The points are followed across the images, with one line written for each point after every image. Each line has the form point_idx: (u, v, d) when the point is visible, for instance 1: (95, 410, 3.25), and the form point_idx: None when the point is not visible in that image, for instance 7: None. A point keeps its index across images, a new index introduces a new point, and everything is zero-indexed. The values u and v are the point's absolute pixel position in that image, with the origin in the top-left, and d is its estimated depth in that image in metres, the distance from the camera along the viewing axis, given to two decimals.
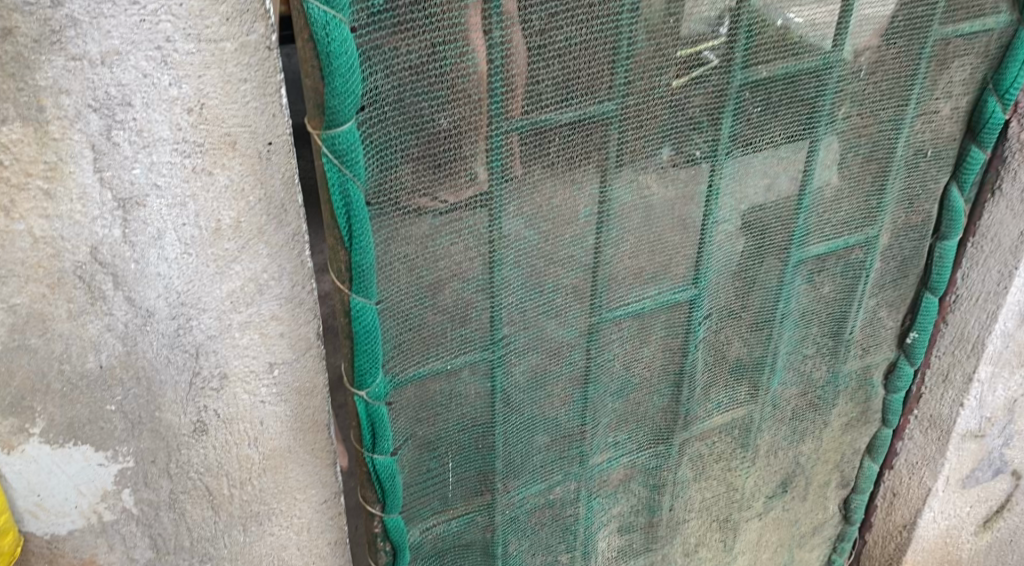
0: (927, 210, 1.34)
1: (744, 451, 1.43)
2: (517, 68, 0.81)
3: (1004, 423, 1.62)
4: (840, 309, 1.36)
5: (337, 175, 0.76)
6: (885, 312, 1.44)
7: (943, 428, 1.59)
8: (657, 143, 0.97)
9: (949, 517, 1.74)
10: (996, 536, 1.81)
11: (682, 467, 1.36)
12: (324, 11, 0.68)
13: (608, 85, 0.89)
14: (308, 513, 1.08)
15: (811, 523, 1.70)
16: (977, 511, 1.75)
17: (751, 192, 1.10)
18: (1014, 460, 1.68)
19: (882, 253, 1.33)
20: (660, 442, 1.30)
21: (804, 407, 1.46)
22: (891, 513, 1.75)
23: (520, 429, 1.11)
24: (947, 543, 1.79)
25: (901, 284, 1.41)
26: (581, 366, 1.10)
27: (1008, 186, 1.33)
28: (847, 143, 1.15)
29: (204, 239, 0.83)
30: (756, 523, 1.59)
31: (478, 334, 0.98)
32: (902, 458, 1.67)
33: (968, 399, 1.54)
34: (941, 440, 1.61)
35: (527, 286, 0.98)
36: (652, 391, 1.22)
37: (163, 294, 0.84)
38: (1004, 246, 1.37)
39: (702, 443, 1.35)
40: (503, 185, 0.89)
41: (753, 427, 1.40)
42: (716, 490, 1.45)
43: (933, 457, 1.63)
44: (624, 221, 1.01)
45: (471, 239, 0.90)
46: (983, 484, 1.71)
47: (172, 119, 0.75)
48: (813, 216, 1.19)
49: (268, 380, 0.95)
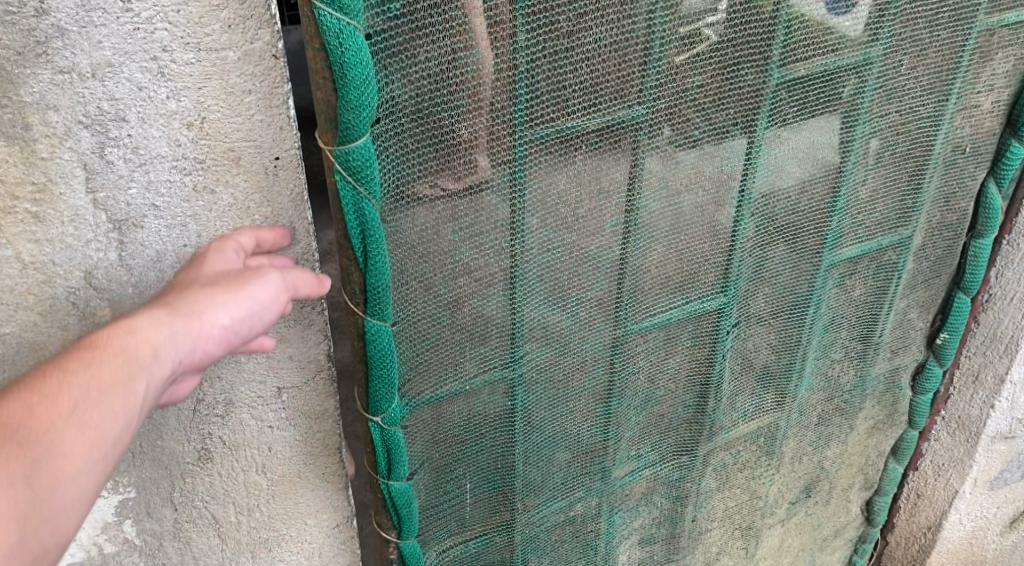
0: (962, 208, 1.27)
1: (769, 458, 1.38)
2: (542, 74, 0.75)
3: None
4: (870, 312, 1.30)
5: (351, 194, 0.70)
6: (916, 313, 1.38)
7: (971, 430, 1.54)
8: (686, 146, 0.90)
9: (976, 518, 1.70)
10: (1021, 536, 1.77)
11: (705, 477, 1.31)
12: (337, 19, 0.62)
13: (638, 88, 0.82)
14: (319, 537, 1.03)
15: (833, 526, 1.66)
16: (1005, 513, 1.71)
17: (784, 195, 1.04)
18: None
19: (915, 254, 1.27)
20: (684, 453, 1.24)
21: (831, 411, 1.41)
22: (915, 514, 1.70)
23: (541, 446, 1.05)
24: (973, 544, 1.75)
25: (932, 284, 1.35)
26: (604, 380, 1.05)
27: None
28: (884, 142, 1.08)
29: None
30: (778, 529, 1.54)
31: (497, 352, 0.92)
32: (927, 459, 1.62)
33: (999, 401, 1.49)
34: (969, 442, 1.56)
35: (550, 300, 0.92)
36: (676, 402, 1.17)
37: None
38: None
39: (727, 453, 1.30)
40: (526, 196, 0.82)
41: (779, 434, 1.35)
42: (739, 498, 1.40)
43: (960, 459, 1.58)
44: (652, 230, 0.94)
45: (492, 254, 0.84)
46: (1011, 485, 1.66)
47: (170, 134, 0.70)
48: (847, 218, 1.13)
49: (276, 406, 0.90)
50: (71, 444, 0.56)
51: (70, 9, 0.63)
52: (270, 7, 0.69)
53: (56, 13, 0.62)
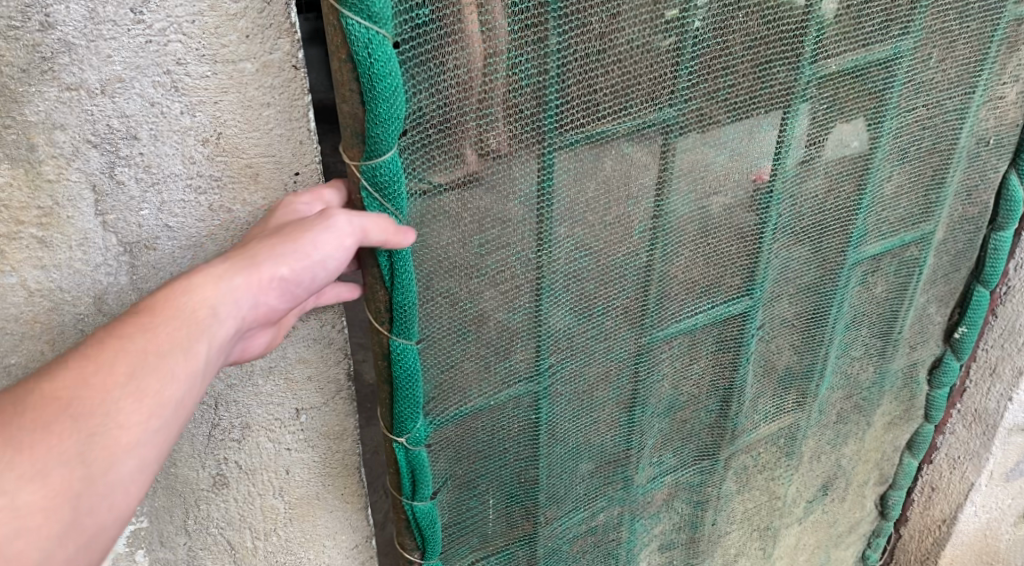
0: (984, 201, 1.25)
1: (788, 459, 1.36)
2: (574, 79, 0.71)
3: None
4: (890, 309, 1.27)
5: (378, 210, 0.67)
6: (934, 308, 1.35)
7: (988, 423, 1.52)
8: (716, 148, 0.86)
9: (990, 510, 1.68)
10: None
11: (726, 481, 1.28)
12: (366, 28, 0.58)
13: (669, 90, 0.79)
14: (337, 559, 0.99)
15: (848, 522, 1.64)
16: (1021, 504, 1.69)
17: (811, 194, 1.00)
18: None
19: (936, 248, 1.25)
20: (705, 457, 1.22)
21: (849, 409, 1.39)
22: (930, 507, 1.69)
23: (565, 459, 1.02)
24: (987, 535, 1.73)
25: (952, 278, 1.33)
26: (628, 389, 1.01)
27: None
28: (911, 136, 1.05)
29: None
30: (796, 528, 1.52)
31: (522, 367, 0.88)
32: (942, 452, 1.61)
33: (1017, 394, 1.47)
34: (986, 435, 1.54)
35: (576, 311, 0.88)
36: (699, 408, 1.14)
37: None
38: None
39: (747, 456, 1.27)
40: (554, 205, 0.78)
41: (798, 434, 1.33)
42: (758, 500, 1.38)
43: (976, 452, 1.57)
44: (680, 235, 0.91)
45: (518, 266, 0.80)
46: None
47: (184, 151, 0.67)
48: (872, 215, 1.10)
49: (293, 428, 0.86)
50: (129, 412, 0.57)
51: (78, 22, 0.60)
52: (290, 16, 0.66)
53: (63, 27, 0.59)
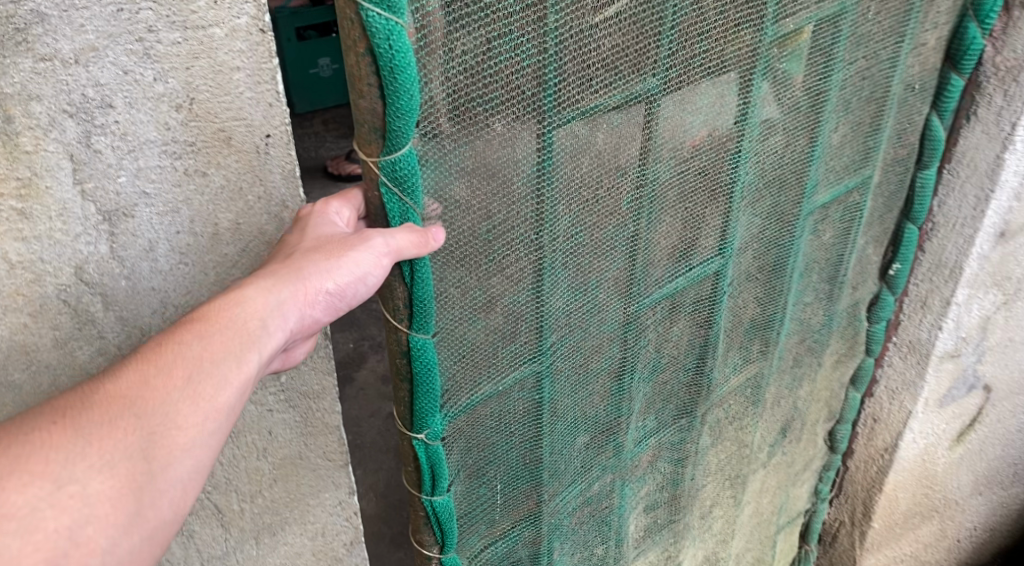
0: (911, 143, 1.33)
1: (754, 407, 1.41)
2: (569, 55, 0.71)
3: (979, 340, 1.64)
4: (837, 253, 1.34)
5: (397, 205, 0.67)
6: (871, 249, 1.43)
7: (922, 352, 1.62)
8: (691, 114, 0.88)
9: (927, 435, 1.77)
10: (968, 448, 1.86)
11: (703, 436, 1.32)
12: (386, 20, 0.57)
13: (653, 60, 0.80)
14: (323, 516, 0.99)
15: (803, 459, 1.73)
16: (954, 426, 1.79)
17: (772, 151, 1.04)
18: (987, 373, 1.72)
19: (873, 192, 1.32)
20: (685, 415, 1.25)
21: (803, 353, 1.45)
22: (873, 438, 1.79)
23: (564, 434, 1.02)
24: (925, 460, 1.83)
25: (885, 219, 1.41)
26: (618, 358, 1.03)
27: (983, 110, 1.33)
28: (854, 87, 1.10)
29: (201, 247, 0.75)
30: (761, 472, 1.59)
31: (526, 348, 0.88)
32: (882, 385, 1.71)
33: (946, 321, 1.55)
34: (920, 363, 1.63)
35: (573, 287, 0.89)
36: (678, 368, 1.16)
37: (159, 311, 0.76)
38: (982, 170, 1.37)
39: (720, 409, 1.32)
40: (553, 184, 0.78)
41: (762, 381, 1.38)
42: (729, 450, 1.43)
43: (913, 381, 1.66)
44: (662, 202, 0.92)
45: (522, 248, 0.80)
46: (958, 401, 1.74)
47: (158, 117, 0.68)
48: (822, 166, 1.15)
49: (273, 389, 0.86)
50: (187, 412, 0.61)
51: None
52: None
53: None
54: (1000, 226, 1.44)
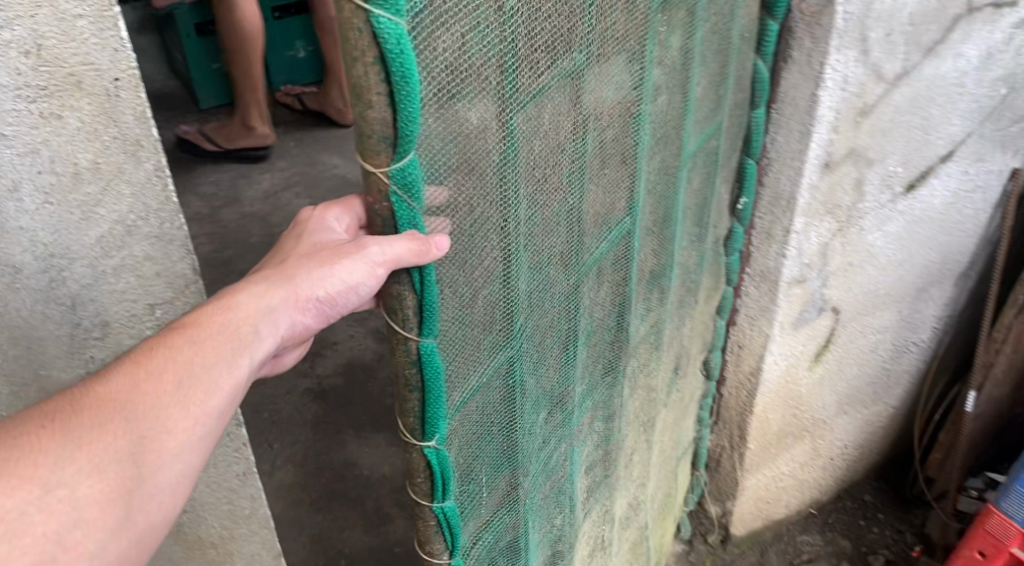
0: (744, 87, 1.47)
1: (657, 353, 1.50)
2: (526, 41, 0.74)
3: (821, 264, 1.73)
4: (703, 196, 1.45)
5: (405, 209, 0.70)
6: (722, 188, 1.57)
7: (771, 280, 1.73)
8: (607, 83, 0.93)
9: (787, 358, 1.86)
10: (827, 368, 1.94)
11: (625, 387, 1.40)
12: (395, 26, 0.60)
13: (581, 37, 0.84)
14: (222, 456, 1.11)
15: (688, 392, 1.85)
16: (810, 347, 1.87)
17: (660, 108, 1.11)
18: (833, 296, 1.80)
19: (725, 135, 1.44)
20: (613, 372, 1.32)
21: (684, 295, 1.56)
22: (739, 363, 1.89)
23: (533, 414, 1.06)
24: (788, 382, 1.92)
25: (729, 159, 1.55)
26: (568, 329, 1.07)
27: (797, 52, 1.44)
28: (709, 39, 1.21)
29: (64, 187, 0.85)
30: (664, 408, 1.70)
31: (502, 337, 0.90)
32: (742, 313, 1.82)
33: (788, 250, 1.67)
34: (771, 290, 1.74)
35: (534, 268, 0.92)
36: (604, 328, 1.22)
37: (29, 248, 0.86)
38: (801, 107, 1.48)
39: (635, 359, 1.40)
40: (517, 171, 0.81)
41: (660, 327, 1.47)
42: (641, 397, 1.51)
43: (767, 307, 1.77)
44: (591, 173, 0.97)
45: (496, 237, 0.82)
46: (811, 324, 1.83)
47: (9, 63, 0.77)
48: (693, 118, 1.26)
49: (150, 322, 0.99)
50: (175, 419, 0.73)
51: None
52: None
53: None
54: (824, 155, 1.54)
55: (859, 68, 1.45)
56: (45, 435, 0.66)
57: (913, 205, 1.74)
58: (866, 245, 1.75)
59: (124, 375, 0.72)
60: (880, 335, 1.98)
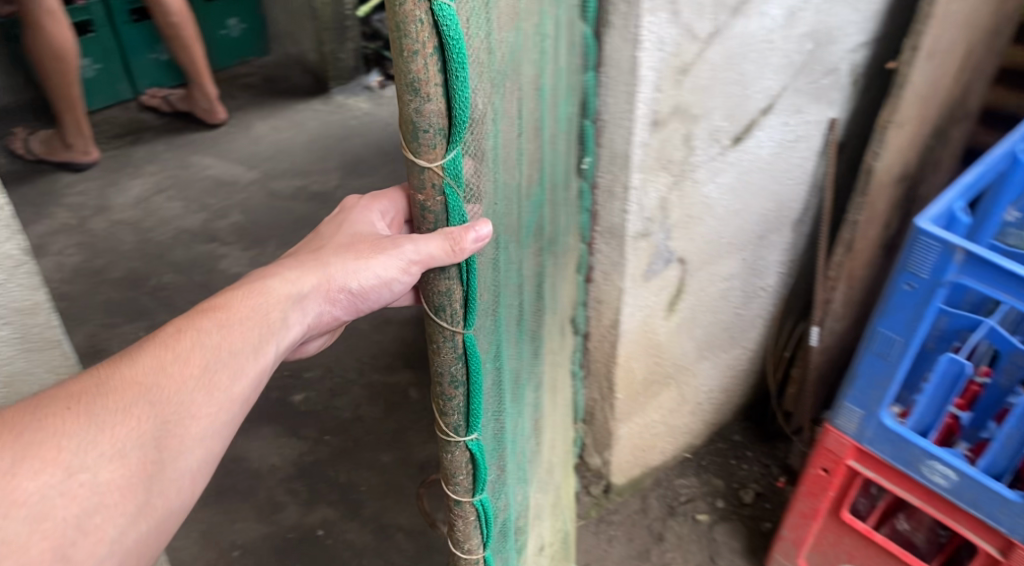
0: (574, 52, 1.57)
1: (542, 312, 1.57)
2: (490, 38, 1.08)
3: (664, 219, 1.86)
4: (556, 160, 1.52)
5: (454, 170, 1.02)
6: (566, 152, 1.66)
7: (619, 235, 1.83)
8: (533, 67, 1.30)
9: (642, 309, 1.98)
10: (682, 316, 2.08)
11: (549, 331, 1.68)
12: (450, 24, 0.92)
13: (514, 24, 1.18)
14: None
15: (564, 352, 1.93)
16: (662, 297, 2.00)
17: (562, 70, 1.45)
18: (679, 248, 1.93)
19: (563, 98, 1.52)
20: (544, 310, 1.63)
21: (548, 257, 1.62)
22: (601, 317, 1.99)
23: (509, 341, 1.42)
24: (647, 332, 2.04)
25: (570, 124, 1.64)
26: (522, 254, 1.43)
27: (616, 17, 1.55)
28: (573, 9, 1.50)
29: None
30: (549, 372, 1.77)
31: (494, 252, 1.27)
32: (597, 269, 1.92)
33: (630, 206, 1.78)
34: (619, 245, 1.84)
35: (507, 198, 1.29)
36: (541, 261, 1.57)
37: None
38: (624, 68, 1.59)
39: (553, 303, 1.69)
40: (496, 127, 1.17)
41: (537, 290, 1.54)
42: (532, 355, 1.59)
43: (618, 261, 1.87)
44: (529, 127, 1.34)
45: (491, 177, 1.18)
46: (660, 275, 1.95)
47: None
48: (573, 77, 1.57)
49: None
50: (196, 406, 1.05)
51: None
52: None
53: None
54: (653, 112, 1.65)
55: (673, 28, 1.57)
56: (68, 421, 0.95)
57: (742, 156, 1.88)
58: (702, 197, 1.88)
59: (150, 365, 1.04)
60: (728, 282, 2.12)
